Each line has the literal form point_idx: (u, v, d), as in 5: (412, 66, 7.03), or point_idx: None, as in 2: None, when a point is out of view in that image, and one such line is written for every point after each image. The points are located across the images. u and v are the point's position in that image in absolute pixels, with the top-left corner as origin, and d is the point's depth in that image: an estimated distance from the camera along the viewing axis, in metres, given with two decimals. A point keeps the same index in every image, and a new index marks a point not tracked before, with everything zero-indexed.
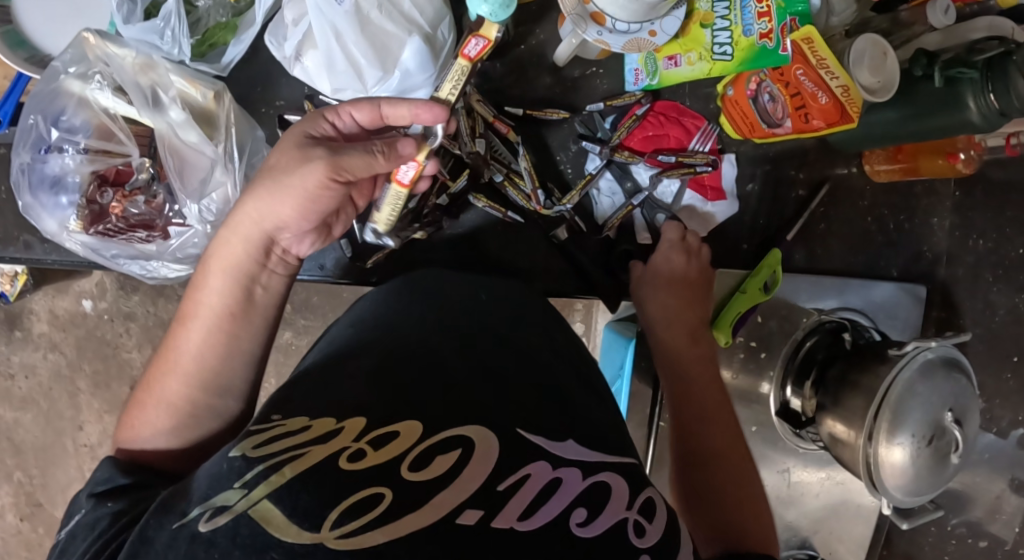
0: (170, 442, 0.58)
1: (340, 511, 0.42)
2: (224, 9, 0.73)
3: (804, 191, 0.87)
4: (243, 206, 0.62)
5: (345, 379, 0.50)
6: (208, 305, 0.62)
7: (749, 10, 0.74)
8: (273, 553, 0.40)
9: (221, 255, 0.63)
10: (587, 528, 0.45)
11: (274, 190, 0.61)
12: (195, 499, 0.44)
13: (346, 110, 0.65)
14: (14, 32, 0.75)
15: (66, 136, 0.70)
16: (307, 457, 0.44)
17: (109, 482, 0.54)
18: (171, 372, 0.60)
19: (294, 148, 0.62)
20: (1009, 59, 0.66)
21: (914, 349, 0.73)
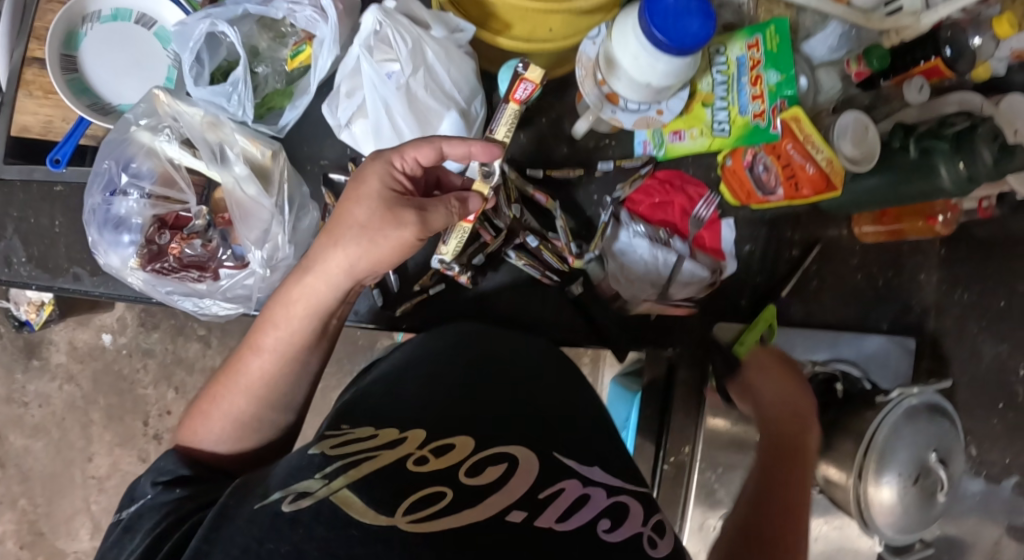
0: (231, 447, 0.66)
1: (410, 500, 0.50)
2: (281, 77, 0.84)
3: (798, 251, 0.95)
4: (331, 257, 0.66)
5: (407, 401, 0.60)
6: (285, 334, 0.67)
7: (745, 93, 0.83)
8: (353, 530, 0.47)
9: (304, 293, 0.67)
10: (613, 534, 0.52)
11: (362, 243, 0.66)
12: (275, 486, 0.51)
13: (410, 153, 0.67)
14: (79, 80, 0.85)
15: (133, 181, 0.78)
16: (379, 459, 0.53)
17: (172, 472, 0.62)
18: (238, 390, 0.66)
19: (382, 208, 0.65)
20: (975, 133, 0.75)
21: (898, 396, 0.82)
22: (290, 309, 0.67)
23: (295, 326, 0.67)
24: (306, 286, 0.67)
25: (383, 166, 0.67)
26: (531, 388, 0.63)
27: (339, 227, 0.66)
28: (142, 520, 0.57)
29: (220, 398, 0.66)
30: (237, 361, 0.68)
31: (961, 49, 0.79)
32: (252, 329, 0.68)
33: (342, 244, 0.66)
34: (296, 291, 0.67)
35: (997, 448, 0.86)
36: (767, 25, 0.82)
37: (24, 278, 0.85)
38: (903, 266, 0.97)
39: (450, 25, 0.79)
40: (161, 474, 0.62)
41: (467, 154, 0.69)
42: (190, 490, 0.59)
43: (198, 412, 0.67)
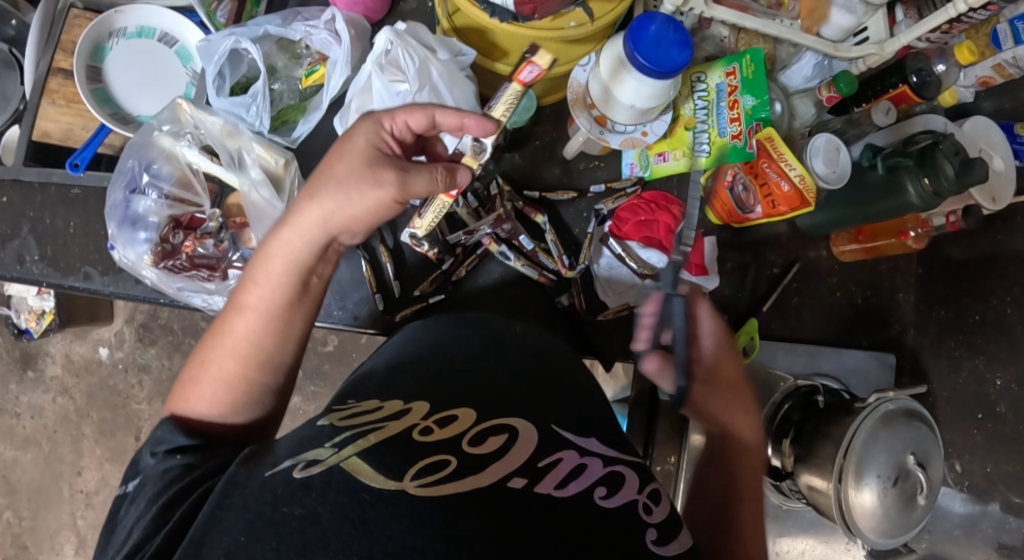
0: (225, 414, 0.67)
1: (417, 468, 0.53)
2: (295, 94, 0.89)
3: (778, 269, 1.00)
4: (309, 210, 0.69)
5: (405, 380, 0.63)
6: (269, 294, 0.69)
7: (724, 116, 0.87)
8: (364, 493, 0.50)
9: (282, 247, 0.70)
10: (609, 500, 0.55)
11: (338, 197, 0.69)
12: (284, 455, 0.54)
13: (401, 116, 0.72)
14: (102, 90, 0.91)
15: (153, 182, 0.85)
16: (386, 429, 0.56)
17: (167, 441, 0.64)
18: (227, 354, 0.68)
19: (362, 166, 0.69)
20: (936, 149, 0.81)
21: (875, 400, 0.85)
22: (268, 265, 0.70)
23: (276, 283, 0.69)
24: (284, 242, 0.70)
25: (371, 126, 0.71)
26: (527, 370, 0.66)
27: (319, 180, 0.69)
28: (145, 485, 0.60)
29: (209, 359, 0.68)
30: (223, 322, 0.70)
31: (926, 77, 0.87)
32: (235, 289, 0.71)
33: (317, 199, 0.69)
34: (274, 247, 0.70)
35: (978, 459, 0.90)
36: (743, 54, 0.86)
37: (36, 275, 0.89)
38: (881, 284, 1.03)
39: (453, 49, 0.84)
40: (161, 443, 0.64)
41: (461, 125, 0.74)
42: (192, 458, 0.61)
43: (188, 377, 0.68)
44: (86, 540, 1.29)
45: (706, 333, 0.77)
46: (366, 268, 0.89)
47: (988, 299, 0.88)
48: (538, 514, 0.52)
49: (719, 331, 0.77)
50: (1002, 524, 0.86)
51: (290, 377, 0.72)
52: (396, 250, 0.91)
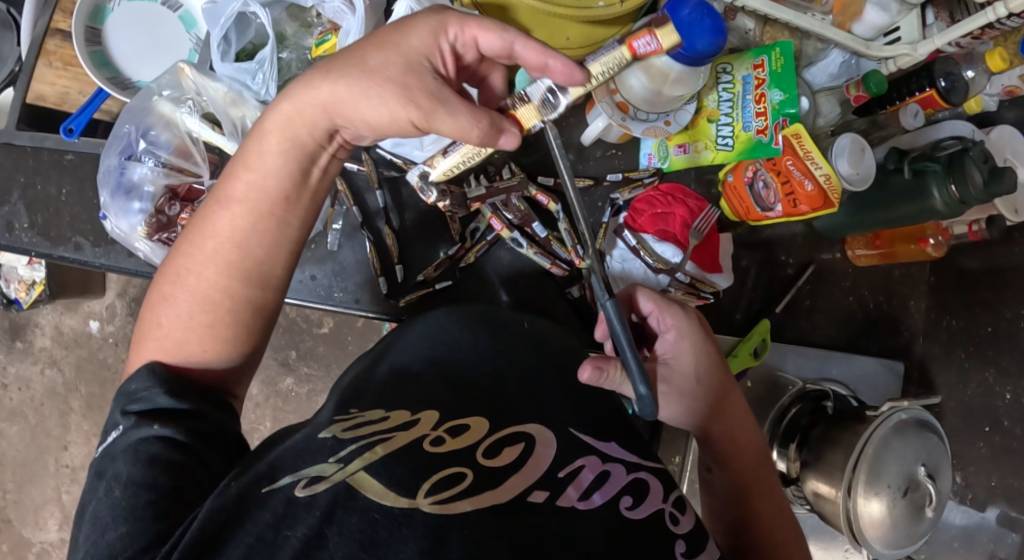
0: (205, 339, 0.63)
1: (431, 483, 0.51)
2: (303, 64, 0.85)
3: (793, 270, 0.96)
4: (316, 91, 0.63)
5: (410, 393, 0.60)
6: (263, 189, 0.65)
7: (749, 109, 0.84)
8: (375, 513, 0.48)
9: (282, 135, 0.65)
10: (636, 511, 0.53)
11: (356, 87, 0.62)
12: (283, 469, 0.51)
13: (472, 28, 0.65)
14: (101, 53, 0.87)
15: (150, 149, 0.81)
16: (394, 440, 0.54)
17: (149, 400, 0.59)
18: (211, 261, 0.64)
19: (395, 64, 0.62)
20: (965, 156, 0.78)
21: (888, 409, 0.82)
22: (263, 146, 0.66)
23: (270, 173, 0.65)
24: (285, 114, 0.65)
25: (429, 26, 0.64)
26: (538, 370, 0.64)
27: (341, 61, 0.63)
28: (114, 458, 0.57)
29: (189, 269, 0.64)
30: (207, 217, 0.65)
31: (955, 81, 0.84)
32: (222, 183, 0.67)
33: (332, 77, 0.63)
34: (271, 123, 0.66)
35: (982, 472, 0.88)
36: (773, 46, 0.82)
37: (25, 243, 0.85)
38: (894, 291, 0.99)
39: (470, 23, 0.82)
40: (133, 401, 0.60)
41: (542, 65, 0.65)
42: (172, 429, 0.58)
43: (162, 296, 0.65)
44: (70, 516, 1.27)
45: (671, 329, 0.73)
46: (371, 252, 0.86)
47: (999, 311, 0.87)
48: (558, 532, 0.50)
49: (685, 330, 0.73)
50: (1000, 538, 0.86)
51: (280, 296, 0.68)
52: (400, 231, 0.88)
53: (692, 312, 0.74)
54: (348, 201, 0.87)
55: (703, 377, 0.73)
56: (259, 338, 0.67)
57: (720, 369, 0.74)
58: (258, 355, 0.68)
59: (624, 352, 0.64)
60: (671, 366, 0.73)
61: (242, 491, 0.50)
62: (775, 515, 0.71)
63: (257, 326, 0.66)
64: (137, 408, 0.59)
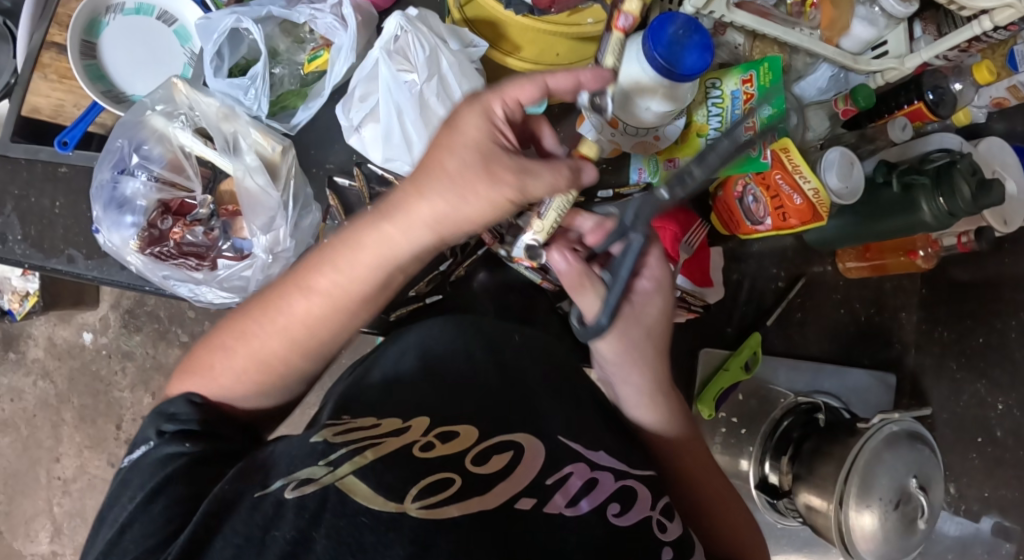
0: (251, 396, 0.65)
1: (418, 488, 0.51)
2: (296, 79, 0.87)
3: (783, 283, 0.96)
4: (425, 203, 0.59)
5: (398, 405, 0.60)
6: (343, 285, 0.62)
7: (738, 124, 0.85)
8: (363, 517, 0.48)
9: (383, 236, 0.61)
10: (623, 517, 0.54)
11: (453, 197, 0.58)
12: (276, 474, 0.51)
13: (512, 92, 0.61)
14: (95, 66, 0.88)
15: (143, 163, 0.82)
16: (385, 445, 0.54)
17: (179, 427, 0.61)
18: (276, 330, 0.63)
19: (478, 164, 0.57)
20: (953, 167, 0.79)
21: (880, 421, 0.82)
22: (357, 255, 0.62)
23: (357, 275, 0.62)
24: (384, 234, 0.61)
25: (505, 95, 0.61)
26: (526, 379, 0.64)
27: (430, 174, 0.59)
28: (140, 473, 0.58)
29: (254, 333, 0.64)
30: (283, 295, 0.64)
31: (943, 95, 0.85)
32: (307, 262, 0.64)
33: (428, 196, 0.59)
34: (369, 234, 0.61)
35: (975, 483, 0.88)
36: (761, 61, 0.84)
37: (19, 255, 0.86)
38: (885, 303, 0.98)
39: (464, 40, 0.81)
40: (170, 421, 0.61)
41: (575, 83, 0.63)
42: (200, 447, 0.59)
43: (221, 344, 0.65)
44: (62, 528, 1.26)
45: (648, 276, 0.71)
46: None
47: (993, 324, 0.87)
48: (543, 536, 0.51)
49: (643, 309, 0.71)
50: (995, 549, 0.86)
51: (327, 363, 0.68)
52: None
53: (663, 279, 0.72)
54: (338, 216, 0.83)
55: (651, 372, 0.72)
56: (298, 394, 0.69)
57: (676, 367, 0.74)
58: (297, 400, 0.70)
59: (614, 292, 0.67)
60: (636, 324, 0.71)
61: (234, 495, 0.50)
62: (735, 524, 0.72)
63: (301, 388, 0.68)
64: (173, 428, 0.60)
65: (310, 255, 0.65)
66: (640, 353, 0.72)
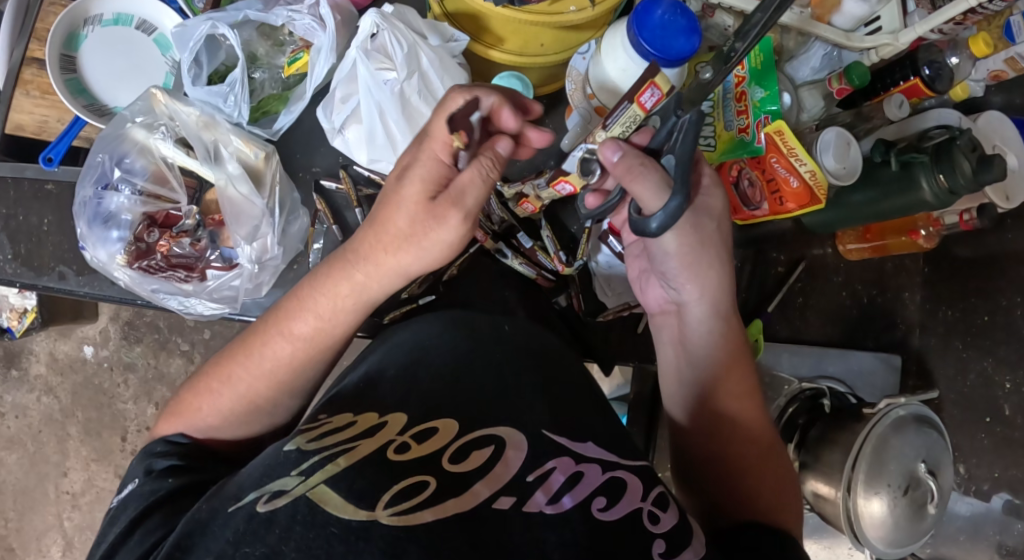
0: (236, 429, 0.66)
1: (392, 494, 0.50)
2: (277, 83, 0.86)
3: (783, 268, 0.95)
4: (382, 261, 0.63)
5: (378, 400, 0.59)
6: (328, 329, 0.66)
7: (730, 108, 0.82)
8: (332, 527, 0.47)
9: (359, 289, 0.65)
10: (609, 512, 0.51)
11: (411, 249, 0.62)
12: (248, 486, 0.51)
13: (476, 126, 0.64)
14: (77, 80, 0.87)
15: (125, 177, 0.82)
16: (357, 450, 0.53)
17: (167, 460, 0.62)
18: (261, 375, 0.66)
19: (422, 211, 0.61)
20: (953, 144, 0.76)
21: (886, 407, 0.80)
22: (335, 302, 0.65)
23: (338, 318, 0.66)
24: (355, 280, 0.65)
25: (437, 139, 0.61)
26: (515, 367, 0.62)
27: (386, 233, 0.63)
28: (128, 505, 0.58)
29: (241, 378, 0.66)
30: (266, 342, 0.66)
31: (939, 69, 0.82)
32: (284, 309, 0.67)
33: (392, 250, 0.63)
34: (340, 283, 0.65)
35: (984, 463, 0.86)
36: None
37: (9, 274, 0.86)
38: (887, 284, 0.97)
39: (445, 35, 0.80)
40: (161, 458, 0.62)
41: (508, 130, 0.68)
42: (183, 480, 0.59)
43: (207, 388, 0.67)
44: (73, 542, 1.28)
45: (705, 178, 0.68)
46: None
47: (997, 300, 0.84)
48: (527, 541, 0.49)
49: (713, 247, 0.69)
50: (1007, 528, 0.83)
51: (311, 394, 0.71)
52: None
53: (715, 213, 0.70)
54: (326, 219, 0.86)
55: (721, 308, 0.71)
56: (285, 423, 0.70)
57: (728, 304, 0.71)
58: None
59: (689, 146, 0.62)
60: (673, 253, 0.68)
61: (209, 513, 0.50)
62: (762, 481, 0.67)
63: (286, 415, 0.69)
64: (162, 464, 0.62)
65: (291, 298, 0.67)
66: (700, 257, 0.68)
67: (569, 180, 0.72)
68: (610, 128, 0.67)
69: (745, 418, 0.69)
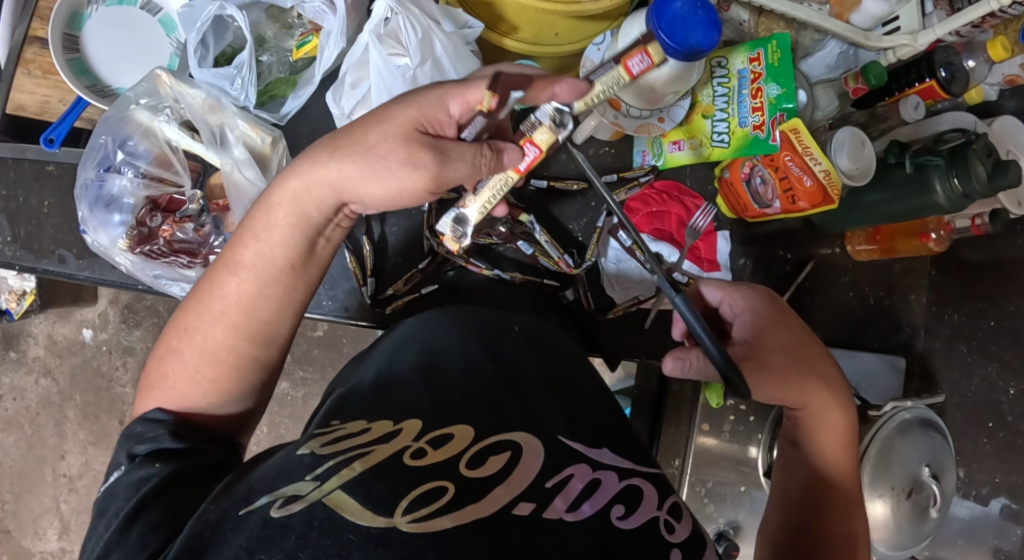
0: (208, 393, 0.65)
1: (410, 500, 0.50)
2: (285, 67, 0.86)
3: (791, 266, 0.94)
4: (323, 172, 0.66)
5: (390, 405, 0.58)
6: (273, 256, 0.66)
7: (745, 105, 0.82)
8: (350, 534, 0.47)
9: (298, 201, 0.66)
10: (627, 520, 0.52)
11: (363, 165, 0.65)
12: (261, 489, 0.50)
13: (462, 100, 0.66)
14: (79, 61, 0.85)
15: (128, 160, 0.80)
16: (373, 454, 0.52)
17: (157, 442, 0.60)
18: (217, 319, 0.65)
19: (399, 138, 0.64)
20: (968, 148, 0.76)
21: (891, 409, 0.80)
22: (270, 218, 0.67)
23: (277, 239, 0.67)
24: (293, 190, 0.66)
25: (460, 97, 0.66)
26: (530, 373, 0.62)
27: (345, 141, 0.66)
28: (117, 495, 0.57)
29: (197, 327, 0.65)
30: (215, 277, 0.67)
31: (955, 72, 0.81)
32: (230, 246, 0.68)
33: (337, 157, 0.66)
34: (278, 197, 0.67)
35: (986, 468, 0.86)
36: (768, 40, 0.80)
37: (8, 257, 0.85)
38: (894, 285, 0.96)
39: (459, 21, 0.78)
40: (140, 442, 0.61)
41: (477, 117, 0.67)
42: (171, 466, 0.58)
43: (169, 349, 0.66)
44: (69, 525, 1.27)
45: (740, 311, 0.70)
46: (349, 258, 0.84)
47: (1004, 305, 0.83)
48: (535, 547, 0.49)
49: (758, 309, 0.69)
50: (1005, 532, 0.83)
51: (281, 352, 0.69)
52: (380, 241, 0.88)
53: (763, 290, 0.71)
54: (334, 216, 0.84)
55: (792, 355, 0.68)
56: (263, 386, 0.68)
57: (844, 390, 0.69)
58: (264, 401, 0.70)
59: (701, 337, 0.63)
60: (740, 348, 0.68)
61: (218, 515, 0.49)
62: (853, 544, 0.65)
63: (260, 378, 0.67)
64: (143, 449, 0.60)
65: (237, 234, 0.68)
66: (772, 323, 0.69)
67: (535, 139, 0.68)
68: (591, 84, 0.66)
69: (831, 466, 0.68)
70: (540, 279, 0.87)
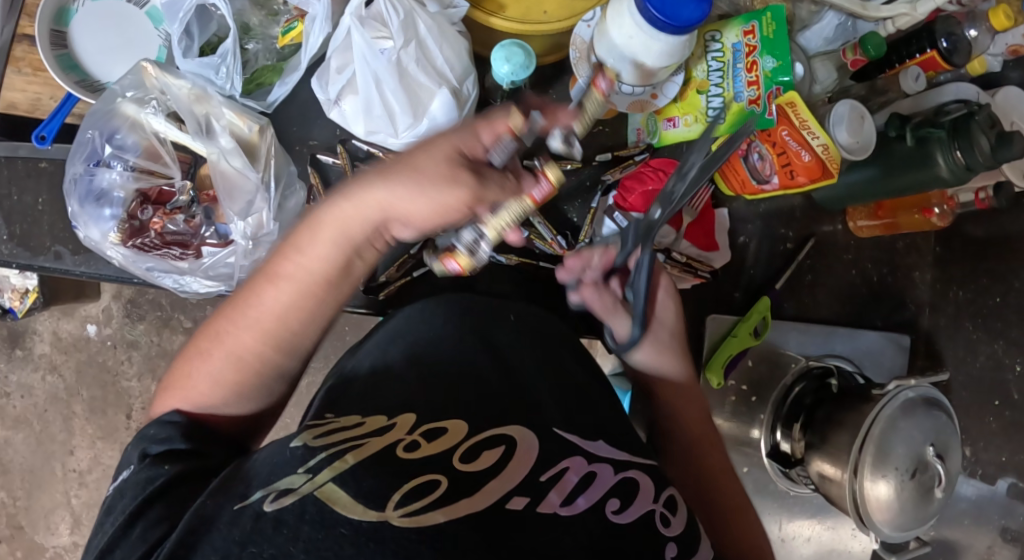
0: (227, 396, 0.65)
1: (402, 494, 0.49)
2: (272, 54, 0.85)
3: (792, 244, 0.91)
4: (373, 189, 0.63)
5: (396, 397, 0.58)
6: (309, 270, 0.65)
7: (740, 79, 0.80)
8: (342, 528, 0.45)
9: (341, 219, 0.64)
10: (622, 515, 0.52)
11: (410, 188, 0.62)
12: (256, 483, 0.49)
13: (499, 130, 0.62)
14: (67, 56, 0.85)
15: (117, 153, 0.80)
16: (365, 446, 0.52)
17: (167, 442, 0.60)
18: (249, 326, 0.65)
19: (446, 161, 0.61)
20: (971, 120, 0.73)
21: (896, 388, 0.78)
22: (314, 234, 0.65)
23: (321, 255, 0.65)
24: (338, 207, 0.64)
25: (491, 128, 0.62)
26: (537, 368, 0.63)
27: (396, 165, 0.63)
28: (122, 495, 0.56)
29: (229, 332, 0.65)
30: (251, 290, 0.66)
31: (957, 42, 0.79)
32: (271, 258, 0.67)
33: (388, 180, 0.63)
34: (326, 214, 0.65)
35: (992, 447, 0.84)
36: (763, 11, 0.79)
37: (6, 256, 0.85)
38: (899, 264, 0.94)
39: (444, 2, 0.78)
40: (155, 442, 0.60)
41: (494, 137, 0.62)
42: (179, 468, 0.57)
43: (196, 350, 0.66)
44: (80, 519, 1.29)
45: (661, 291, 0.75)
46: None
47: (1010, 281, 0.82)
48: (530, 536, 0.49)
49: (668, 296, 0.75)
50: (1010, 511, 0.82)
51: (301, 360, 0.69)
52: None
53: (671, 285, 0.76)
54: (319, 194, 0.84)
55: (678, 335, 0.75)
56: (282, 393, 0.69)
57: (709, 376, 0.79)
58: (279, 406, 0.70)
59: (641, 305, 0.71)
60: (661, 320, 0.75)
61: (214, 510, 0.47)
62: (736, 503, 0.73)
63: (280, 387, 0.67)
64: (155, 450, 0.59)
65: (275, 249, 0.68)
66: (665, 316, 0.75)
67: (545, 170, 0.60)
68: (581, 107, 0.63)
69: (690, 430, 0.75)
70: (536, 263, 0.86)
